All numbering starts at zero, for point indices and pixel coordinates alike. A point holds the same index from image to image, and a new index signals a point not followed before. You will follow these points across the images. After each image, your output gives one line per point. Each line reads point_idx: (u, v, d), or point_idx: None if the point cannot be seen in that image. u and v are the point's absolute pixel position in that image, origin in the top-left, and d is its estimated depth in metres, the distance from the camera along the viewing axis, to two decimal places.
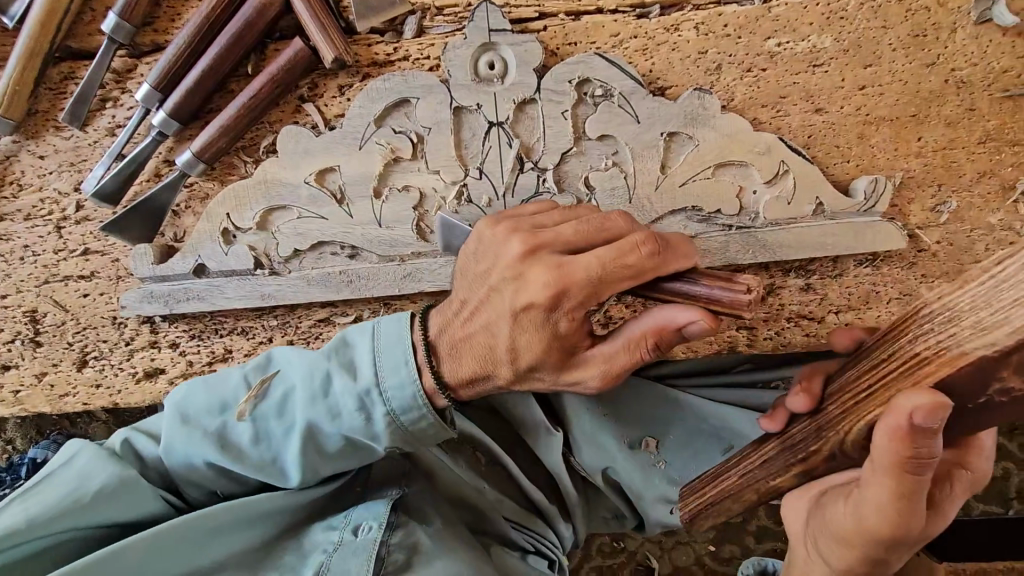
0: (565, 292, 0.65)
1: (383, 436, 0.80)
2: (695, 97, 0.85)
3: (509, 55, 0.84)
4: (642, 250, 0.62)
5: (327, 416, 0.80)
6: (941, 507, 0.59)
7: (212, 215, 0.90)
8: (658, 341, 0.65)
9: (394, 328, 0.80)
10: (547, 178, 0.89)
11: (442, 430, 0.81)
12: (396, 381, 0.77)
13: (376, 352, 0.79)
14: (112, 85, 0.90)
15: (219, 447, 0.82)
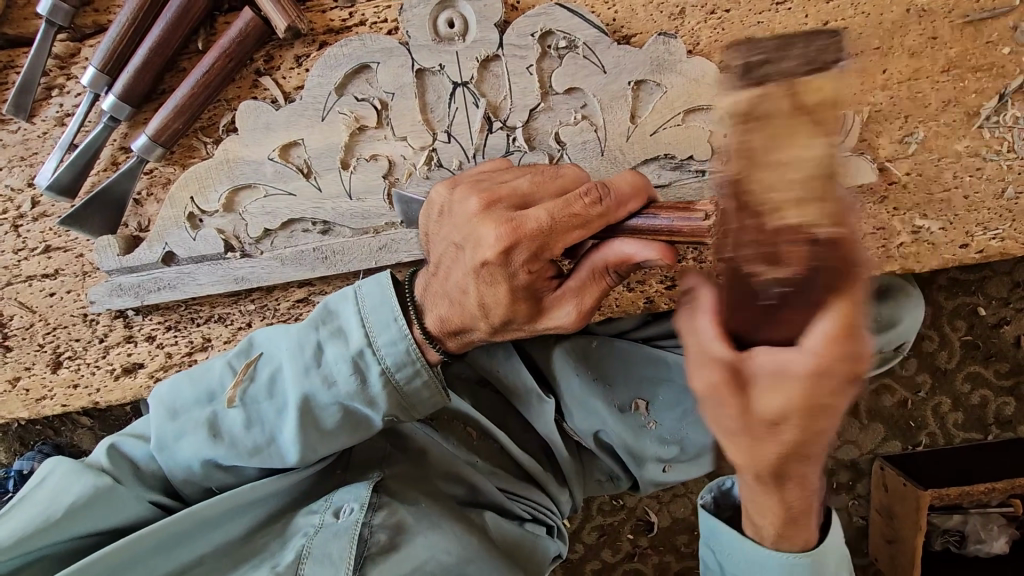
0: (517, 245, 0.65)
1: (380, 400, 0.80)
2: (661, 43, 0.84)
3: (468, 12, 0.82)
4: (586, 198, 0.63)
5: (321, 383, 0.79)
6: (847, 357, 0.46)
7: (175, 199, 0.87)
8: (621, 270, 0.67)
9: (379, 291, 0.80)
10: (516, 137, 0.87)
11: (436, 395, 0.81)
12: (387, 338, 0.78)
13: (364, 318, 0.79)
14: (56, 72, 0.86)
15: (212, 434, 0.82)
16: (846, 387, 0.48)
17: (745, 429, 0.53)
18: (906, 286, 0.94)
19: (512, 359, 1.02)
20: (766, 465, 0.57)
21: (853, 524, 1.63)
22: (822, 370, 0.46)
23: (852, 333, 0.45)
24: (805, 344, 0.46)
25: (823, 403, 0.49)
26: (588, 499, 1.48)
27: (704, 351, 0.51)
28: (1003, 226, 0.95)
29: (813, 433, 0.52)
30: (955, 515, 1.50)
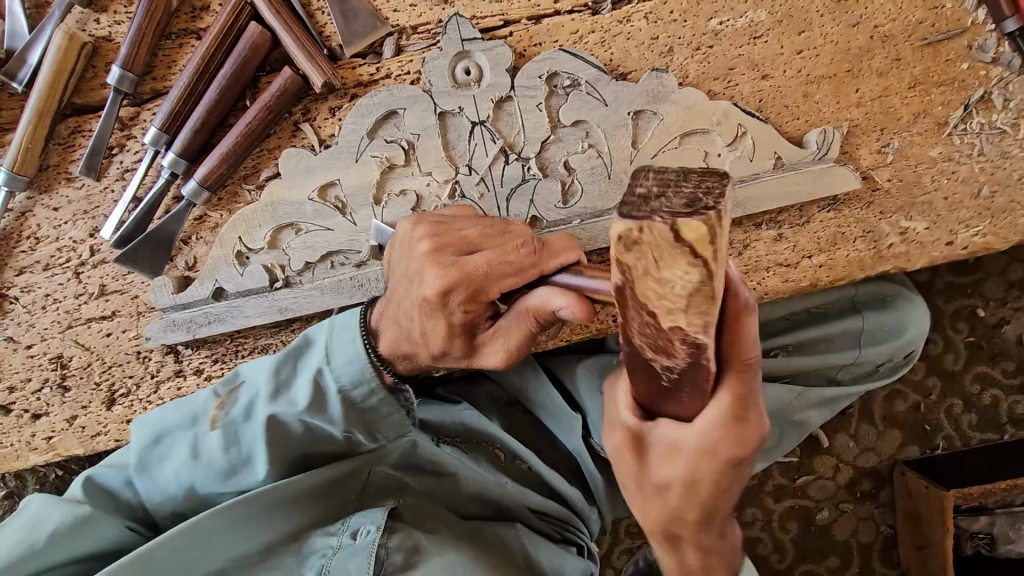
0: (455, 288, 0.72)
1: (339, 418, 0.88)
2: (654, 77, 0.94)
3: (482, 60, 0.93)
4: (522, 249, 0.71)
5: (286, 404, 0.88)
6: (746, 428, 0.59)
7: (225, 239, 0.96)
8: (539, 318, 0.71)
9: (347, 322, 0.89)
10: (531, 166, 0.96)
11: (390, 409, 0.90)
12: (349, 360, 0.87)
13: (332, 346, 0.88)
14: (117, 133, 0.97)
15: (192, 455, 0.89)
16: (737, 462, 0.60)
17: (649, 485, 0.66)
18: (910, 296, 1.14)
19: (540, 378, 1.08)
20: (658, 521, 0.68)
21: (881, 533, 1.63)
22: (708, 445, 0.58)
23: (738, 418, 0.57)
24: (698, 425, 0.58)
25: (707, 467, 0.60)
26: (616, 521, 1.49)
27: (619, 419, 0.65)
28: (983, 224, 1.03)
29: (700, 500, 0.64)
30: (981, 516, 1.50)
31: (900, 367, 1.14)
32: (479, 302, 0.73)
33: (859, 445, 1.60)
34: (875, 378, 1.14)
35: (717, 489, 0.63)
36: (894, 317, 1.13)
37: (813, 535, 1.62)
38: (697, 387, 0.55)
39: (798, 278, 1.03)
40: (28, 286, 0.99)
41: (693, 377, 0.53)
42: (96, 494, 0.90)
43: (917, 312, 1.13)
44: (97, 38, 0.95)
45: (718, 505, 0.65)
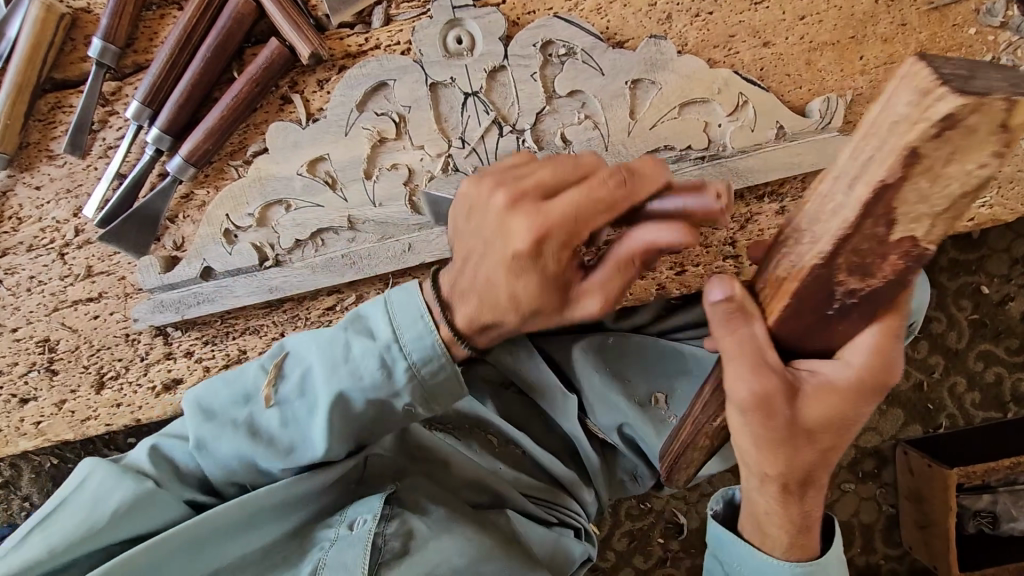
0: (550, 235, 0.67)
1: (403, 392, 0.82)
2: (652, 45, 0.91)
3: (474, 28, 0.90)
4: (610, 180, 0.66)
5: (349, 378, 0.81)
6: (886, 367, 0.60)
7: (212, 218, 0.93)
8: (646, 258, 0.68)
9: (404, 294, 0.83)
10: (526, 139, 0.93)
11: (457, 387, 0.83)
12: (413, 334, 0.80)
13: (391, 313, 0.82)
14: (99, 109, 0.94)
15: (250, 434, 0.83)
16: (863, 409, 0.63)
17: (789, 430, 0.63)
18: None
19: (536, 359, 1.05)
20: (786, 472, 0.67)
21: (884, 513, 1.62)
22: (864, 375, 0.60)
23: (888, 349, 0.60)
24: (850, 358, 0.61)
25: (850, 406, 0.62)
26: (617, 504, 1.48)
27: (763, 364, 0.60)
28: (991, 194, 1.00)
29: (824, 448, 0.66)
30: (984, 494, 1.50)
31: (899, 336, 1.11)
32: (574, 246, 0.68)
33: None
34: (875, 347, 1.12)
35: (833, 439, 0.65)
36: None
37: None
38: (870, 315, 0.56)
39: None
40: (12, 268, 0.97)
41: (874, 297, 0.54)
42: (162, 467, 0.88)
43: None
44: (75, 10, 0.91)
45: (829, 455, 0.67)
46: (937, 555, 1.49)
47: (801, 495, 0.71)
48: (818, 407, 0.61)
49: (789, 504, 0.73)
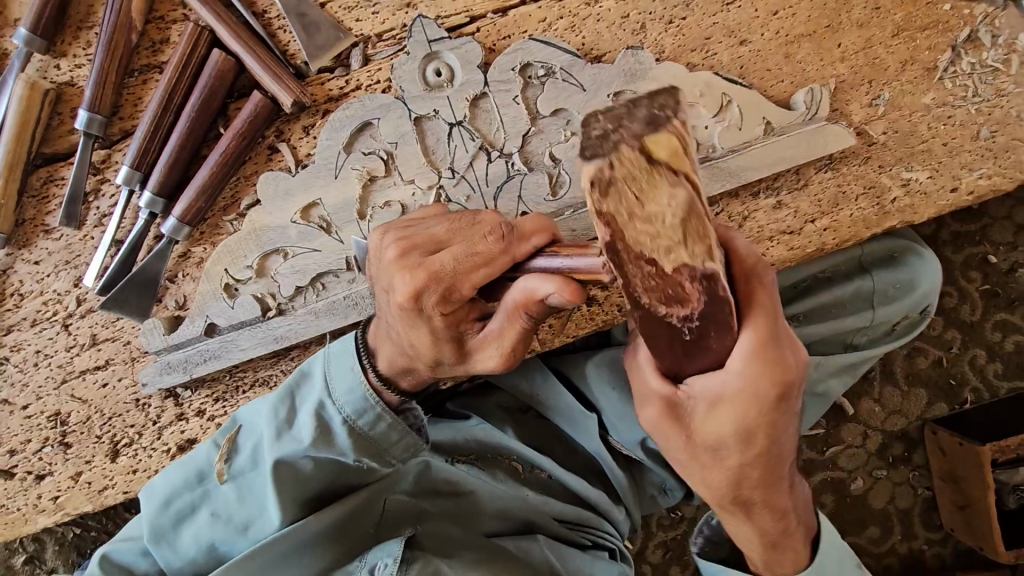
0: (426, 288, 0.69)
1: (350, 447, 0.85)
2: (630, 55, 0.92)
3: (452, 59, 0.91)
4: (490, 236, 0.67)
5: (291, 443, 0.84)
6: (777, 365, 0.62)
7: (211, 274, 0.93)
8: (530, 309, 0.66)
9: (335, 352, 0.86)
10: (515, 162, 0.93)
11: (402, 432, 0.85)
12: (346, 387, 0.84)
13: (326, 374, 0.86)
14: (90, 178, 0.94)
15: (210, 513, 0.87)
16: (777, 407, 0.65)
17: (694, 446, 0.67)
18: (919, 249, 1.14)
19: (550, 379, 1.06)
20: (722, 487, 0.71)
21: (920, 497, 1.58)
22: (749, 386, 0.61)
23: (765, 356, 0.61)
24: (731, 367, 0.61)
25: (755, 408, 0.63)
26: (647, 515, 1.45)
27: (649, 388, 0.66)
28: (987, 164, 0.99)
29: (752, 455, 0.67)
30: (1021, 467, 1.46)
31: (917, 323, 1.13)
32: (454, 300, 0.70)
33: (885, 408, 1.57)
34: (892, 338, 1.13)
35: (754, 443, 0.66)
36: (905, 274, 1.13)
37: (850, 505, 1.58)
38: (726, 327, 0.58)
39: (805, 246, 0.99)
40: (17, 344, 0.97)
41: (716, 318, 0.57)
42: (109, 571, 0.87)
43: (925, 264, 1.12)
44: (59, 84, 0.92)
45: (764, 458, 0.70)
46: (981, 535, 1.46)
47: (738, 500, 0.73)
48: (714, 424, 0.64)
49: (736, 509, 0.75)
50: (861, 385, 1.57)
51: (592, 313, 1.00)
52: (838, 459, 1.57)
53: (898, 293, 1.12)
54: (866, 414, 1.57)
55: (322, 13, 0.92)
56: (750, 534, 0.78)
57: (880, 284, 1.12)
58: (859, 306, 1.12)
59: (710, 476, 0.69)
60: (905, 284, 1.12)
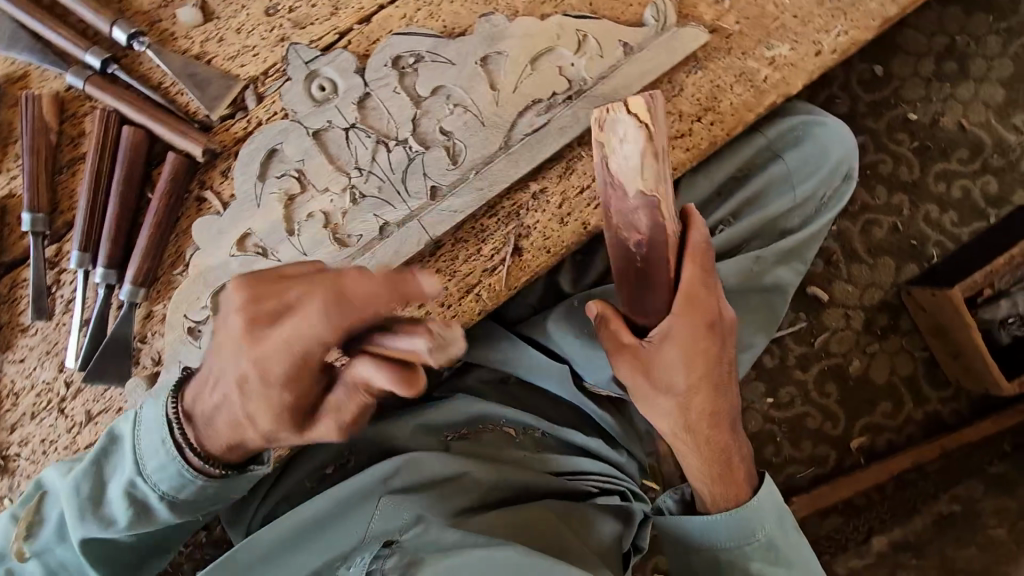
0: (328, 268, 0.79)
1: (170, 517, 0.89)
2: (484, 22, 1.02)
3: (331, 73, 1.01)
4: None
5: (127, 509, 0.88)
6: (705, 308, 0.90)
7: (174, 322, 1.00)
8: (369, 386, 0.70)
9: (151, 416, 0.87)
10: (412, 144, 1.01)
11: (221, 491, 0.88)
12: (157, 463, 0.85)
13: (138, 444, 0.87)
14: (50, 271, 1.04)
15: (91, 556, 0.91)
16: (723, 316, 0.93)
17: (653, 381, 0.92)
18: (821, 120, 1.19)
19: (514, 342, 1.14)
20: (677, 418, 0.94)
21: (920, 360, 1.60)
22: (685, 321, 0.90)
23: (691, 304, 0.90)
24: (658, 310, 0.92)
25: (714, 322, 0.91)
26: None
27: (622, 340, 0.93)
28: (840, 23, 1.06)
29: (695, 380, 0.92)
30: (1002, 301, 1.47)
31: (842, 186, 1.19)
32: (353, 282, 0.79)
33: (858, 285, 1.60)
34: (823, 215, 1.19)
35: (723, 352, 0.94)
36: (815, 147, 1.18)
37: (856, 387, 1.60)
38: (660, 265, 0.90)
39: (699, 144, 1.06)
40: (25, 438, 1.05)
41: (654, 255, 0.89)
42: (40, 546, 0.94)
43: (833, 133, 1.18)
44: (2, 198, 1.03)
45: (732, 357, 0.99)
46: (980, 375, 1.47)
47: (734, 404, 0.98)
48: (670, 358, 0.91)
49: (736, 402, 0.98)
50: (829, 270, 1.61)
51: (527, 261, 1.05)
52: (830, 346, 1.60)
53: (815, 166, 1.18)
54: (842, 296, 1.60)
55: (208, 69, 1.04)
56: (697, 460, 0.97)
57: (791, 165, 1.18)
58: (782, 192, 1.18)
59: (656, 413, 0.95)
60: (814, 159, 1.18)
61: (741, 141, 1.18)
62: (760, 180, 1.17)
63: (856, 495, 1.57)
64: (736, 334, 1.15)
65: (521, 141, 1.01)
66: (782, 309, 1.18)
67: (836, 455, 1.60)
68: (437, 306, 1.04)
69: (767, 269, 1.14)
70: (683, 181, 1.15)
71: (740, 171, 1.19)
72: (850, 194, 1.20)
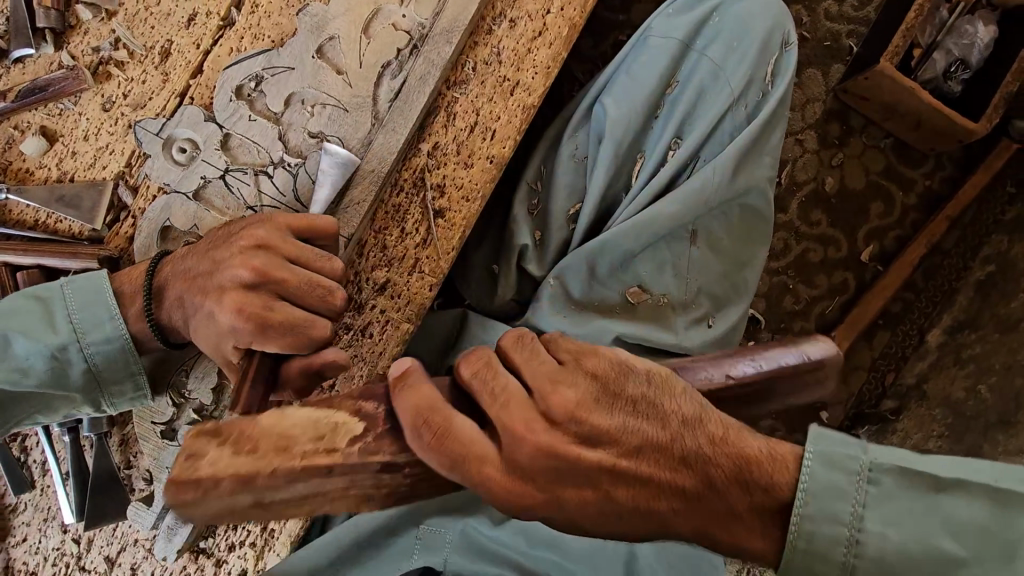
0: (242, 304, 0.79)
1: (78, 386, 0.89)
2: (304, 16, 0.99)
3: (183, 132, 1.00)
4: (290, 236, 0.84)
5: (34, 339, 0.85)
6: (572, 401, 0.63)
7: (144, 432, 1.00)
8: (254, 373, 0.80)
9: (90, 285, 0.88)
10: (289, 161, 0.99)
11: (139, 377, 0.92)
12: (101, 337, 0.88)
13: (68, 304, 0.87)
14: (14, 444, 1.02)
15: None
16: (642, 430, 0.64)
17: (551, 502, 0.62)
18: None
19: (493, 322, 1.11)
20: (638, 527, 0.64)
21: (887, 149, 1.55)
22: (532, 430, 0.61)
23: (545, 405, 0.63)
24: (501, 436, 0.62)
25: (573, 473, 0.62)
26: None
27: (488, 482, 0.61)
28: None
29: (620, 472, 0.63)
30: (935, 54, 1.42)
31: (779, 55, 1.10)
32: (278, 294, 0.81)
33: (795, 107, 1.54)
34: (771, 93, 1.09)
35: (647, 480, 0.63)
36: (739, 24, 1.09)
37: (840, 204, 1.54)
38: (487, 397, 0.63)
39: (558, 35, 1.03)
40: None
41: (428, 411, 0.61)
42: None
43: (753, 7, 1.09)
44: None
45: (733, 440, 0.64)
46: (948, 131, 1.41)
47: (713, 535, 0.63)
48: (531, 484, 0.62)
49: (741, 510, 0.62)
50: None
51: (450, 218, 1.02)
52: (797, 177, 1.54)
53: (741, 44, 1.08)
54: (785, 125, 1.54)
55: (73, 184, 1.00)
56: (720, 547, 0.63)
57: (718, 56, 1.08)
58: (719, 84, 1.07)
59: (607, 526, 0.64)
60: (738, 39, 1.08)
61: (655, 51, 1.11)
62: (692, 84, 1.08)
63: (889, 303, 1.51)
64: (728, 255, 1.11)
65: (389, 107, 0.99)
66: (767, 210, 1.13)
67: (853, 275, 1.54)
68: (388, 301, 1.00)
69: (736, 176, 1.07)
70: (615, 111, 1.08)
71: (671, 72, 1.11)
72: (792, 61, 1.10)
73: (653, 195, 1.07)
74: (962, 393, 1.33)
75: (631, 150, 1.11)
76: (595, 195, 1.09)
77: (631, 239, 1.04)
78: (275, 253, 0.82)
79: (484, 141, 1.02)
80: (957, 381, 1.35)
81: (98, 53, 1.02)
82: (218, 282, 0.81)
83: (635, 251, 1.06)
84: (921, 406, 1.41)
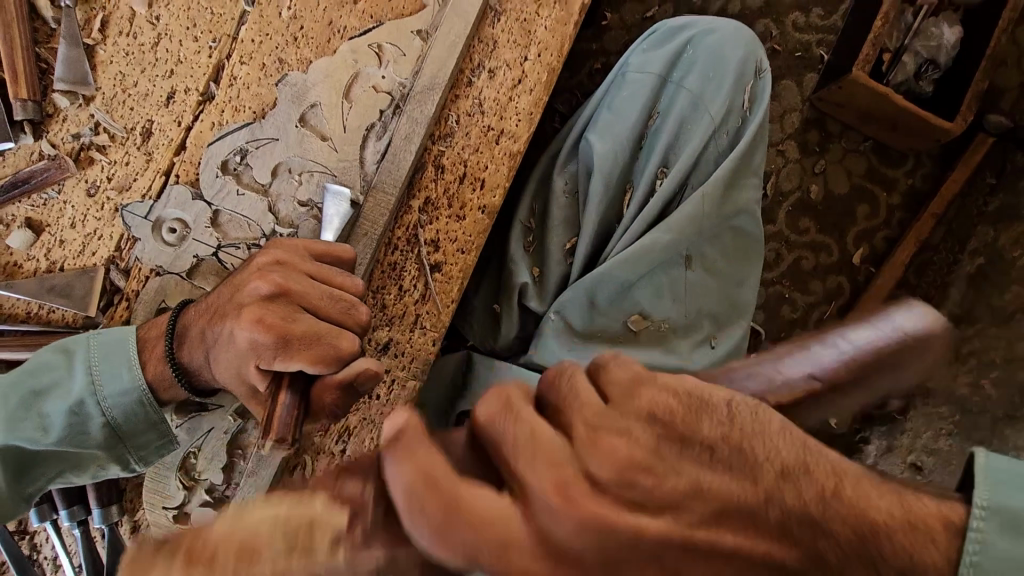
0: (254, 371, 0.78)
1: (100, 438, 0.88)
2: (285, 85, 0.99)
3: (171, 212, 0.99)
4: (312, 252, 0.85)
5: (58, 393, 0.85)
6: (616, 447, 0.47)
7: (156, 518, 0.99)
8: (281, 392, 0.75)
9: (116, 337, 0.89)
10: (281, 232, 0.99)
11: (159, 428, 0.90)
12: (117, 387, 0.87)
13: (88, 360, 0.87)
14: (24, 542, 1.00)
15: None
16: (724, 489, 0.47)
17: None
18: (708, 27, 1.13)
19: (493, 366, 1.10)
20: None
21: (867, 151, 1.57)
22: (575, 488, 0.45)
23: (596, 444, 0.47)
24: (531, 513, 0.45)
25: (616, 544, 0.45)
26: None
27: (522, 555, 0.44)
28: None
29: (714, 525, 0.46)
30: (904, 57, 1.45)
31: (755, 82, 1.12)
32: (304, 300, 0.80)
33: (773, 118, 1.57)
34: (753, 119, 1.11)
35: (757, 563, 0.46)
36: (714, 55, 1.10)
37: (826, 209, 1.57)
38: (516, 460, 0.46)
39: (538, 81, 1.04)
40: None
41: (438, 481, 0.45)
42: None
43: (725, 37, 1.11)
44: None
45: (850, 497, 0.46)
46: (926, 132, 1.43)
47: None
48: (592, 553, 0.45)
49: None
50: None
51: (448, 271, 1.02)
52: (782, 186, 1.56)
53: (717, 74, 1.09)
54: None
55: (63, 274, 0.98)
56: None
57: (699, 86, 1.09)
58: (701, 114, 1.08)
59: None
60: (716, 69, 1.10)
61: (636, 86, 1.12)
62: (676, 116, 1.09)
63: None
64: (724, 275, 1.12)
65: (377, 168, 1.00)
66: (757, 228, 1.14)
67: (846, 278, 1.57)
68: (393, 360, 1.00)
69: (726, 202, 1.09)
70: (601, 148, 1.09)
71: (650, 105, 1.12)
72: (769, 87, 1.11)
73: (646, 224, 1.07)
74: (966, 388, 1.34)
75: (621, 183, 1.12)
76: (588, 234, 1.09)
77: (625, 269, 1.04)
78: (292, 268, 0.82)
79: (475, 192, 1.03)
80: (960, 378, 1.36)
81: (78, 139, 1.00)
82: (240, 298, 0.81)
83: (633, 281, 1.07)
84: (926, 403, 1.42)
